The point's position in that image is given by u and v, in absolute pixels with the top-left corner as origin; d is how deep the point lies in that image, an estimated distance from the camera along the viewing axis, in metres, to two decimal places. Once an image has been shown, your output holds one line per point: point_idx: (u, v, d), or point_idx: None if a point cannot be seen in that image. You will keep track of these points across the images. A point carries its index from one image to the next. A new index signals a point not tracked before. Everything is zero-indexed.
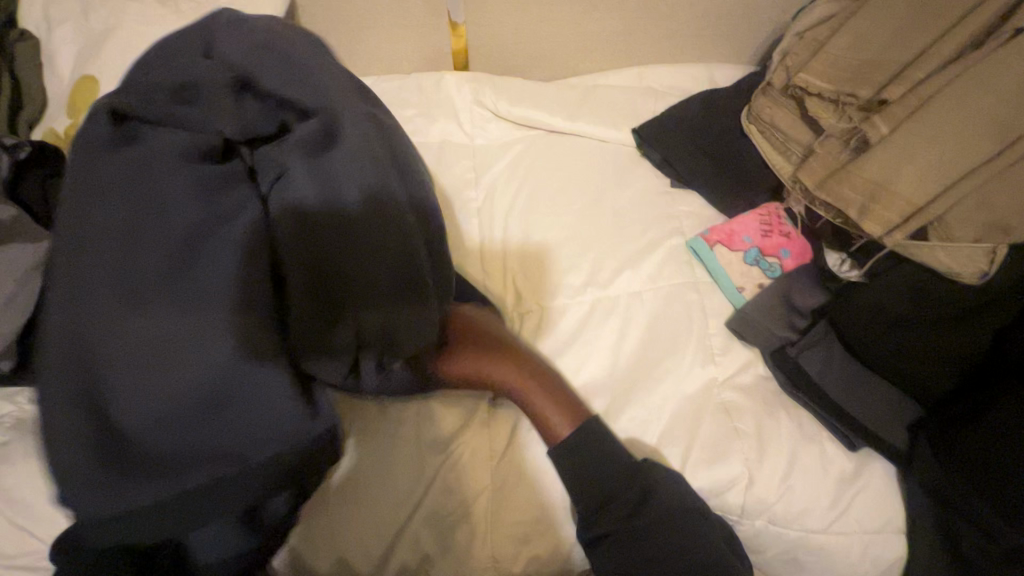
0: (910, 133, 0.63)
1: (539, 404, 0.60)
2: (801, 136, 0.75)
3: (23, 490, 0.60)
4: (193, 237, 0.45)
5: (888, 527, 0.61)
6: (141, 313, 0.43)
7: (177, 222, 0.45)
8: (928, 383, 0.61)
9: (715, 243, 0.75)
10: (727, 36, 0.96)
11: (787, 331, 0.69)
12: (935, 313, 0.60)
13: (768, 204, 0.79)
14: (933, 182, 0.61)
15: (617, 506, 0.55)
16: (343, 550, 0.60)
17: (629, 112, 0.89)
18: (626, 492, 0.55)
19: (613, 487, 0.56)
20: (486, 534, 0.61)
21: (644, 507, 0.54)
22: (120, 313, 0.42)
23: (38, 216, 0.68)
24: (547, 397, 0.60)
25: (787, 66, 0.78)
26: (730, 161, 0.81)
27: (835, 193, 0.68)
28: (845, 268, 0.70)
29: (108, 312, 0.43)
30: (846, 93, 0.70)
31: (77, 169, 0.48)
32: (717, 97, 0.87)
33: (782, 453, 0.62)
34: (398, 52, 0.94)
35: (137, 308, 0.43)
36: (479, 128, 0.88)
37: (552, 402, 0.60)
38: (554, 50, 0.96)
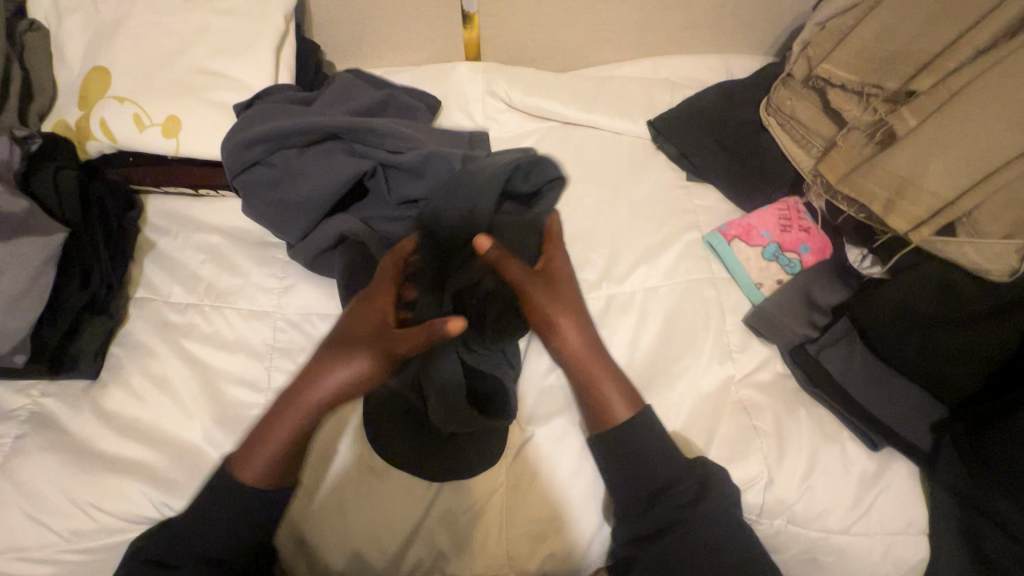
0: (935, 127, 0.61)
1: (600, 384, 0.60)
2: (824, 129, 0.74)
3: (38, 484, 0.60)
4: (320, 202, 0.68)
5: (912, 529, 0.60)
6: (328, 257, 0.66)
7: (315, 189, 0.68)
8: (953, 383, 0.60)
9: (733, 238, 0.73)
10: (745, 25, 0.94)
11: (806, 328, 0.68)
12: (962, 312, 0.59)
13: (786, 198, 0.77)
14: (962, 176, 0.60)
15: (680, 491, 0.57)
16: (357, 546, 0.60)
17: (645, 104, 0.87)
18: (681, 482, 0.57)
19: (668, 474, 0.58)
20: (501, 532, 0.61)
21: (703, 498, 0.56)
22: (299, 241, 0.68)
23: (48, 208, 0.67)
24: (607, 377, 0.60)
25: (808, 57, 0.77)
26: (748, 154, 0.80)
27: (858, 187, 0.67)
28: (867, 264, 0.71)
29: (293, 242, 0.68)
30: (871, 85, 0.69)
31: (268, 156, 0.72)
32: (736, 88, 0.85)
33: (801, 452, 0.61)
34: (409, 43, 0.93)
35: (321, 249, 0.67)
36: (492, 120, 0.87)
37: (614, 382, 0.60)
38: (568, 40, 0.94)
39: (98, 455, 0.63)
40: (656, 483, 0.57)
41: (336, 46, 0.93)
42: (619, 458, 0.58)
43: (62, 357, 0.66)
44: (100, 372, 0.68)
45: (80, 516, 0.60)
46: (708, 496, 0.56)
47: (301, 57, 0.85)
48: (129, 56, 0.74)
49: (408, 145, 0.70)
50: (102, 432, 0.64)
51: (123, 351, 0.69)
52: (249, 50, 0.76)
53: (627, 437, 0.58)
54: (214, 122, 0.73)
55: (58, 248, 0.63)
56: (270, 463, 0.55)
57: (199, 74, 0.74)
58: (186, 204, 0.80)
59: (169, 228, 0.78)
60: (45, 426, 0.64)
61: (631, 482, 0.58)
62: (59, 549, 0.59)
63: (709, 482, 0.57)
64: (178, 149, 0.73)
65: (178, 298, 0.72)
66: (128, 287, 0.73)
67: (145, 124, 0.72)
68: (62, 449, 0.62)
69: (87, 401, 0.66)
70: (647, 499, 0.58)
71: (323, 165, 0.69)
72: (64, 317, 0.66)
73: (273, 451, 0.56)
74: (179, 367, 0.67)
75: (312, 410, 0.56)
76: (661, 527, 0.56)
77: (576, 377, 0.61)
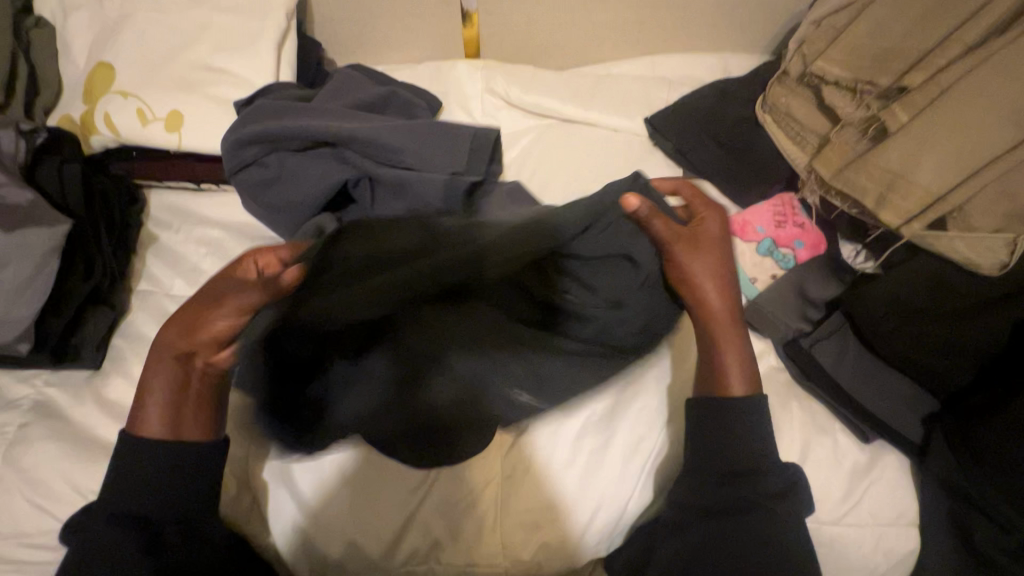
0: (925, 123, 0.62)
1: (723, 347, 0.61)
2: (817, 125, 0.74)
3: (41, 471, 0.61)
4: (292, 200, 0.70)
5: (902, 521, 0.60)
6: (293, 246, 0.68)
7: (293, 190, 0.70)
8: (944, 376, 0.60)
9: (728, 234, 0.74)
10: (743, 24, 0.95)
11: (800, 322, 0.68)
12: (953, 306, 0.60)
13: (780, 195, 0.78)
14: (952, 171, 0.60)
15: (761, 478, 0.55)
16: (354, 534, 0.61)
17: (642, 102, 0.88)
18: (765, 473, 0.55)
19: (745, 459, 0.56)
20: (496, 522, 0.62)
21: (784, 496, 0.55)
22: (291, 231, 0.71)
23: (53, 200, 0.68)
24: (735, 346, 0.61)
25: (803, 54, 0.77)
26: (744, 150, 0.81)
27: (851, 182, 0.67)
28: (860, 259, 0.72)
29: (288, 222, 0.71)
30: (864, 82, 0.70)
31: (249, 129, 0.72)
32: (733, 85, 0.86)
33: (794, 444, 0.62)
34: (409, 41, 0.94)
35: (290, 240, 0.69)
36: (491, 117, 0.88)
37: (737, 351, 0.61)
38: (567, 38, 0.95)
39: (100, 444, 0.64)
40: (728, 467, 0.56)
41: (337, 44, 0.94)
42: (706, 436, 0.57)
43: (64, 347, 0.67)
44: (102, 363, 0.69)
45: (82, 504, 0.61)
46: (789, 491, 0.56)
47: (302, 54, 0.86)
48: (133, 52, 0.75)
49: (394, 159, 0.70)
50: (104, 420, 0.65)
51: (124, 342, 0.70)
52: (252, 48, 0.77)
53: (710, 424, 0.57)
54: (216, 117, 0.74)
55: (61, 239, 0.64)
56: (172, 414, 0.55)
57: (202, 70, 0.76)
58: (189, 199, 0.81)
59: (171, 222, 0.79)
60: (48, 415, 0.65)
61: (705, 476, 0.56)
62: (59, 536, 0.60)
63: (798, 481, 0.57)
64: (181, 143, 0.74)
65: (179, 291, 0.74)
66: (131, 279, 0.74)
67: (148, 119, 0.73)
68: (64, 437, 0.63)
69: (89, 391, 0.67)
70: (719, 483, 0.55)
71: (314, 166, 0.70)
72: (66, 308, 0.66)
73: (174, 404, 0.55)
74: None
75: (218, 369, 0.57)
76: (712, 509, 0.55)
77: (700, 330, 0.63)
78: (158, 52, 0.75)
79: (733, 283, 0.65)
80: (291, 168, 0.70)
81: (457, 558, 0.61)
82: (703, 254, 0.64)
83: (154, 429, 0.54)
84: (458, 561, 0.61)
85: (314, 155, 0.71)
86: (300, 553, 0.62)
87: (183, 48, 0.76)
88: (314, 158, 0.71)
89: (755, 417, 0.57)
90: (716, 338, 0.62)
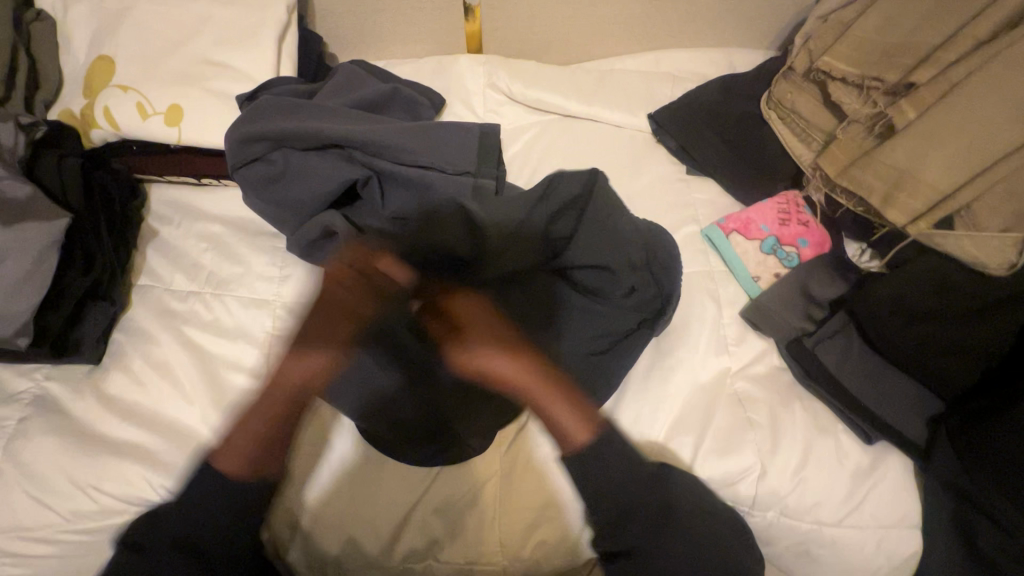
0: (935, 121, 0.62)
1: (548, 403, 0.57)
2: (824, 122, 0.74)
3: (40, 465, 0.62)
4: (299, 199, 0.70)
5: (905, 523, 0.60)
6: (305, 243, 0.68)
7: (301, 190, 0.70)
8: (948, 377, 0.59)
9: (732, 231, 0.73)
10: (748, 19, 0.94)
11: (803, 320, 0.67)
12: (960, 306, 0.58)
13: (785, 192, 0.76)
14: (960, 168, 0.60)
15: (644, 513, 0.56)
16: (351, 531, 0.60)
17: (645, 98, 0.87)
18: (644, 499, 0.56)
19: (632, 495, 0.56)
20: (493, 521, 0.61)
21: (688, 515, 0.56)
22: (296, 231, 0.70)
23: (53, 194, 0.68)
24: (558, 395, 0.58)
25: (809, 49, 0.76)
26: (748, 147, 0.80)
27: (857, 179, 0.68)
28: (865, 258, 0.71)
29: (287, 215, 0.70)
30: (872, 78, 0.69)
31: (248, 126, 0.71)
32: (738, 81, 0.85)
33: (795, 445, 0.61)
34: (412, 35, 0.93)
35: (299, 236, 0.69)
36: (493, 113, 0.87)
37: (565, 400, 0.57)
38: (570, 33, 0.94)
39: (99, 438, 0.64)
40: (620, 505, 0.56)
41: (339, 38, 0.93)
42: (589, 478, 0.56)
43: (64, 342, 0.67)
44: (101, 358, 0.68)
45: (81, 498, 0.61)
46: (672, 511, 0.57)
47: (303, 48, 0.86)
48: (134, 46, 0.75)
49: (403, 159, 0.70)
50: (102, 415, 0.65)
51: (124, 337, 0.70)
52: (252, 42, 0.76)
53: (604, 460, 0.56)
54: (216, 111, 0.74)
55: (61, 233, 0.64)
56: (250, 457, 0.57)
57: (202, 64, 0.75)
58: (189, 193, 0.80)
59: (171, 217, 0.78)
60: (48, 409, 0.65)
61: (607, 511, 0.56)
62: (58, 529, 0.60)
63: (675, 501, 0.57)
64: (180, 138, 0.74)
65: (179, 286, 0.73)
66: (130, 274, 0.74)
67: (149, 113, 0.73)
68: (64, 432, 0.64)
69: (89, 385, 0.67)
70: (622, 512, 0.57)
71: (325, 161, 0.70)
72: (66, 303, 0.67)
73: (252, 451, 0.57)
74: (180, 353, 0.68)
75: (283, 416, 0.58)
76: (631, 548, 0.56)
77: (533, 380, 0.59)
78: (157, 45, 0.75)
79: (507, 327, 0.62)
80: (296, 166, 0.70)
81: (454, 556, 0.61)
82: (470, 298, 0.64)
83: (229, 466, 0.57)
84: (456, 559, 0.61)
85: (319, 155, 0.71)
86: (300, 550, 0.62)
87: (184, 42, 0.75)
88: (320, 157, 0.71)
89: (606, 446, 0.56)
90: (531, 393, 0.59)
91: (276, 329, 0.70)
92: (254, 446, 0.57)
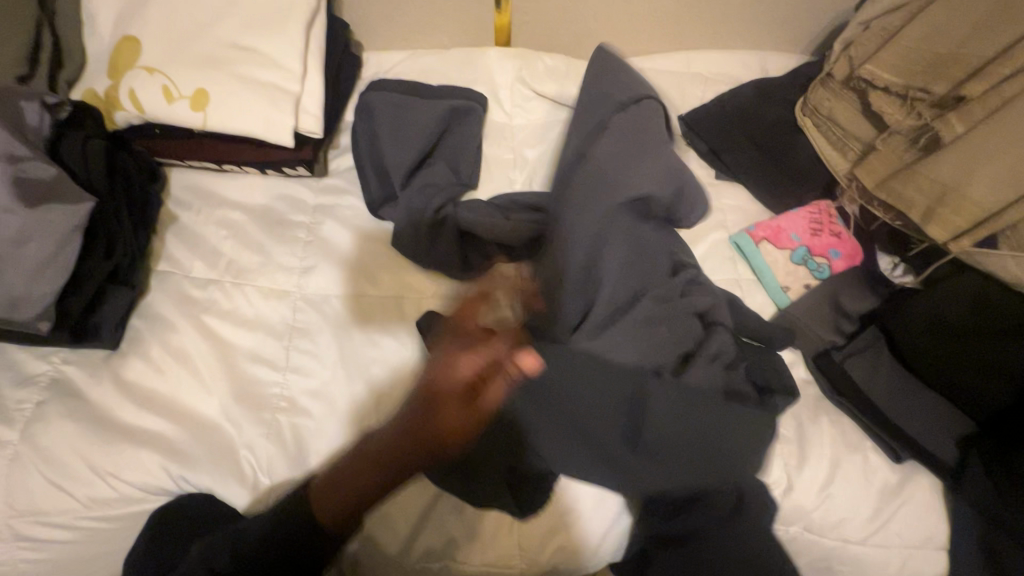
0: (978, 139, 0.60)
1: (443, 387, 0.48)
2: (862, 132, 0.72)
3: (58, 450, 0.61)
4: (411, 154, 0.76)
5: (931, 544, 0.59)
6: (426, 197, 0.73)
7: (412, 147, 0.76)
8: (981, 398, 0.59)
9: (762, 240, 0.72)
10: (784, 21, 0.92)
11: (832, 334, 0.66)
12: (1001, 329, 0.58)
13: (818, 201, 0.75)
14: (1007, 185, 0.58)
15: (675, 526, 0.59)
16: (370, 529, 0.60)
17: (677, 99, 0.86)
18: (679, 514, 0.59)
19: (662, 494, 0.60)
20: (512, 526, 0.60)
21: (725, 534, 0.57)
22: (420, 185, 0.74)
23: (76, 177, 0.67)
24: (452, 394, 0.48)
25: (850, 55, 0.74)
26: (782, 153, 0.78)
27: (897, 193, 0.67)
28: (898, 273, 0.71)
29: (397, 157, 0.75)
30: (917, 88, 0.67)
31: (381, 100, 0.78)
32: (773, 84, 0.83)
33: (824, 461, 0.60)
34: (439, 25, 0.91)
35: (427, 191, 0.74)
36: (520, 107, 0.86)
37: (470, 368, 0.48)
38: (600, 28, 0.92)
39: (117, 426, 0.63)
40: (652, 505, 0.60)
41: (365, 26, 0.91)
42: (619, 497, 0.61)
43: (84, 325, 0.66)
44: (120, 343, 0.68)
45: (100, 485, 0.61)
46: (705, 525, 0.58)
47: (331, 35, 0.84)
48: (159, 27, 0.73)
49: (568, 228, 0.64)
50: (121, 401, 0.64)
51: (143, 323, 0.69)
52: (281, 27, 0.75)
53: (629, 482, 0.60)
54: (240, 96, 0.72)
55: (86, 219, 0.63)
56: (344, 501, 0.50)
57: (229, 48, 0.74)
58: (211, 179, 0.79)
59: (191, 202, 0.77)
60: (65, 393, 0.65)
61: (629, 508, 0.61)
62: (77, 515, 0.60)
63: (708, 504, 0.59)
64: (205, 123, 0.72)
65: (199, 272, 0.72)
66: (150, 259, 0.73)
67: (174, 96, 0.72)
68: (82, 417, 0.63)
69: (108, 370, 0.66)
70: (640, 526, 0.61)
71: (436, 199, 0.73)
72: (87, 287, 0.66)
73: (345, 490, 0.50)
74: (199, 342, 0.67)
75: (380, 478, 0.49)
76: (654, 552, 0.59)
77: (432, 377, 0.49)
78: (186, 27, 0.74)
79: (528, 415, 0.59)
80: (413, 126, 0.77)
81: (472, 556, 0.60)
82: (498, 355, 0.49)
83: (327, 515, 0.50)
84: (474, 559, 0.60)
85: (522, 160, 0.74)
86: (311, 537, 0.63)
87: (212, 24, 0.74)
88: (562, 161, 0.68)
89: None
90: (435, 386, 0.48)
91: (298, 321, 0.69)
92: (362, 499, 0.50)
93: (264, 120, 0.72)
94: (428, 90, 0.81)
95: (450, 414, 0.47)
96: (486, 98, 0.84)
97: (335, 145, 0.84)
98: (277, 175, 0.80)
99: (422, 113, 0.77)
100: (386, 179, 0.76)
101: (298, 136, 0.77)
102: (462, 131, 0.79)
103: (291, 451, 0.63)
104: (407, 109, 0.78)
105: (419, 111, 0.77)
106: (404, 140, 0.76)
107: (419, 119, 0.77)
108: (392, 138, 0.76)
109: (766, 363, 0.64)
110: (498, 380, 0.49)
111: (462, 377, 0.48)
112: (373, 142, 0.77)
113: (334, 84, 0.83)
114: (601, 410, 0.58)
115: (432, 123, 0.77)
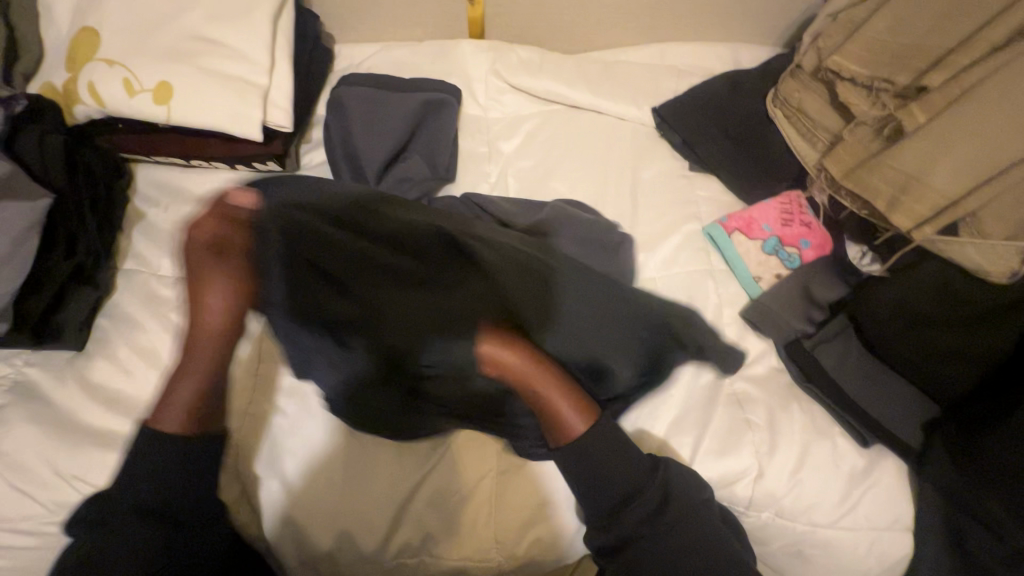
0: (947, 123, 0.60)
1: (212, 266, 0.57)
2: (830, 124, 0.72)
3: (18, 455, 0.59)
4: (391, 143, 0.75)
5: (898, 526, 0.61)
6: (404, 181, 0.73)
7: (390, 138, 0.75)
8: (946, 382, 0.61)
9: (733, 231, 0.73)
10: (754, 15, 0.92)
11: (803, 323, 0.67)
12: (964, 314, 0.59)
13: (788, 192, 0.76)
14: (967, 174, 0.59)
15: (642, 502, 0.52)
16: (346, 524, 0.60)
17: (650, 91, 0.86)
18: (644, 490, 0.53)
19: (632, 482, 0.53)
20: (489, 518, 0.61)
21: (669, 504, 0.53)
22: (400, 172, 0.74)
23: (32, 173, 0.65)
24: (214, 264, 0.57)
25: (818, 48, 0.76)
26: (755, 145, 0.79)
27: (864, 183, 0.66)
28: (866, 262, 0.69)
29: (373, 146, 0.74)
30: (882, 80, 0.68)
31: (353, 93, 0.77)
32: (744, 77, 0.84)
33: (795, 447, 0.61)
34: (412, 18, 0.90)
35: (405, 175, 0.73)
36: (494, 100, 0.86)
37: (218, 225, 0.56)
38: (573, 22, 0.92)
39: (82, 429, 0.62)
40: (619, 490, 0.53)
41: (337, 19, 0.90)
42: (581, 470, 0.54)
43: (45, 326, 0.64)
44: (85, 344, 0.66)
45: (64, 490, 0.59)
46: (666, 505, 0.53)
47: (300, 28, 0.82)
48: (119, 18, 0.71)
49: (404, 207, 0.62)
50: (86, 403, 0.63)
51: (109, 323, 0.67)
52: (246, 19, 0.73)
53: (598, 441, 0.54)
54: (205, 89, 0.70)
55: (43, 214, 0.61)
56: (185, 404, 0.54)
57: (193, 40, 0.72)
58: (179, 175, 0.78)
59: (158, 200, 0.75)
60: (26, 397, 0.62)
61: (592, 498, 0.53)
62: (40, 522, 0.58)
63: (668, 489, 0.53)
64: (170, 116, 0.70)
65: (166, 271, 0.71)
66: (116, 257, 0.71)
67: (136, 90, 0.70)
68: (43, 421, 0.61)
69: (72, 372, 0.64)
70: (608, 513, 0.53)
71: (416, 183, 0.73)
72: (48, 288, 0.64)
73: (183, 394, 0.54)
74: (166, 341, 0.66)
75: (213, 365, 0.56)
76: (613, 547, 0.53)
77: (201, 240, 0.56)
78: (147, 19, 0.72)
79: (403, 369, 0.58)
80: (390, 117, 0.76)
81: (447, 552, 0.60)
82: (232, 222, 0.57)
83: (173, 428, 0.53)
84: (449, 554, 0.60)
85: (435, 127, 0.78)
86: (285, 525, 0.61)
87: (174, 16, 0.72)
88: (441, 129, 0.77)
89: (609, 430, 0.55)
90: (196, 257, 0.56)
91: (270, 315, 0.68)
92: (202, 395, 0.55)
93: (231, 113, 0.71)
94: (400, 83, 0.81)
95: (218, 280, 0.56)
96: (460, 91, 0.83)
97: (307, 140, 0.83)
98: (248, 171, 0.78)
99: (398, 106, 0.77)
100: (358, 172, 0.74)
101: (267, 130, 0.75)
102: (434, 123, 0.78)
103: (264, 450, 0.62)
104: (381, 103, 0.77)
105: (396, 103, 0.77)
106: (377, 132, 0.75)
107: (391, 111, 0.76)
108: (366, 131, 0.75)
109: (684, 368, 0.64)
110: (220, 229, 0.56)
111: (206, 236, 0.56)
112: (346, 133, 0.76)
113: (304, 77, 0.82)
114: (471, 370, 0.58)
115: (410, 115, 0.77)
